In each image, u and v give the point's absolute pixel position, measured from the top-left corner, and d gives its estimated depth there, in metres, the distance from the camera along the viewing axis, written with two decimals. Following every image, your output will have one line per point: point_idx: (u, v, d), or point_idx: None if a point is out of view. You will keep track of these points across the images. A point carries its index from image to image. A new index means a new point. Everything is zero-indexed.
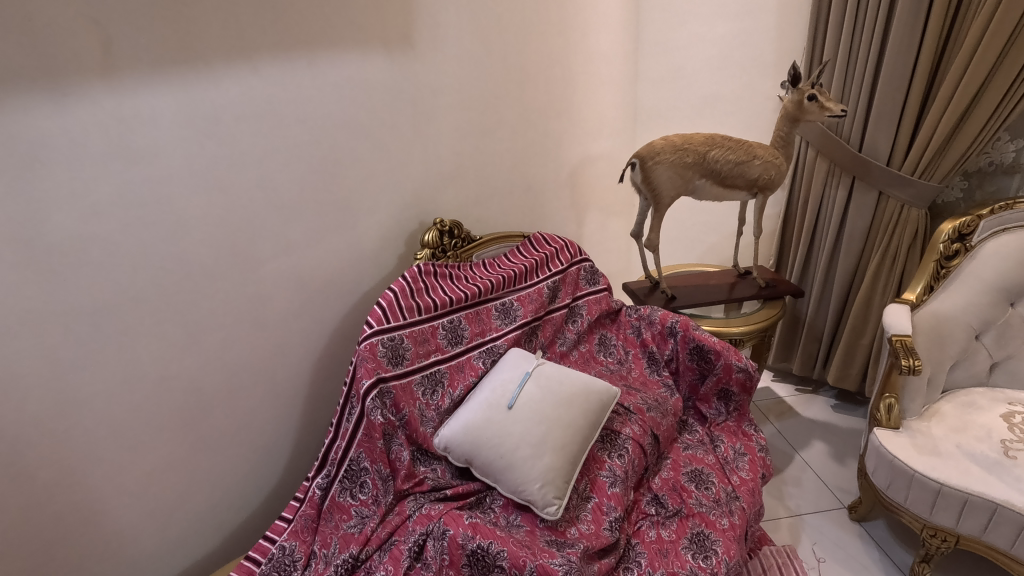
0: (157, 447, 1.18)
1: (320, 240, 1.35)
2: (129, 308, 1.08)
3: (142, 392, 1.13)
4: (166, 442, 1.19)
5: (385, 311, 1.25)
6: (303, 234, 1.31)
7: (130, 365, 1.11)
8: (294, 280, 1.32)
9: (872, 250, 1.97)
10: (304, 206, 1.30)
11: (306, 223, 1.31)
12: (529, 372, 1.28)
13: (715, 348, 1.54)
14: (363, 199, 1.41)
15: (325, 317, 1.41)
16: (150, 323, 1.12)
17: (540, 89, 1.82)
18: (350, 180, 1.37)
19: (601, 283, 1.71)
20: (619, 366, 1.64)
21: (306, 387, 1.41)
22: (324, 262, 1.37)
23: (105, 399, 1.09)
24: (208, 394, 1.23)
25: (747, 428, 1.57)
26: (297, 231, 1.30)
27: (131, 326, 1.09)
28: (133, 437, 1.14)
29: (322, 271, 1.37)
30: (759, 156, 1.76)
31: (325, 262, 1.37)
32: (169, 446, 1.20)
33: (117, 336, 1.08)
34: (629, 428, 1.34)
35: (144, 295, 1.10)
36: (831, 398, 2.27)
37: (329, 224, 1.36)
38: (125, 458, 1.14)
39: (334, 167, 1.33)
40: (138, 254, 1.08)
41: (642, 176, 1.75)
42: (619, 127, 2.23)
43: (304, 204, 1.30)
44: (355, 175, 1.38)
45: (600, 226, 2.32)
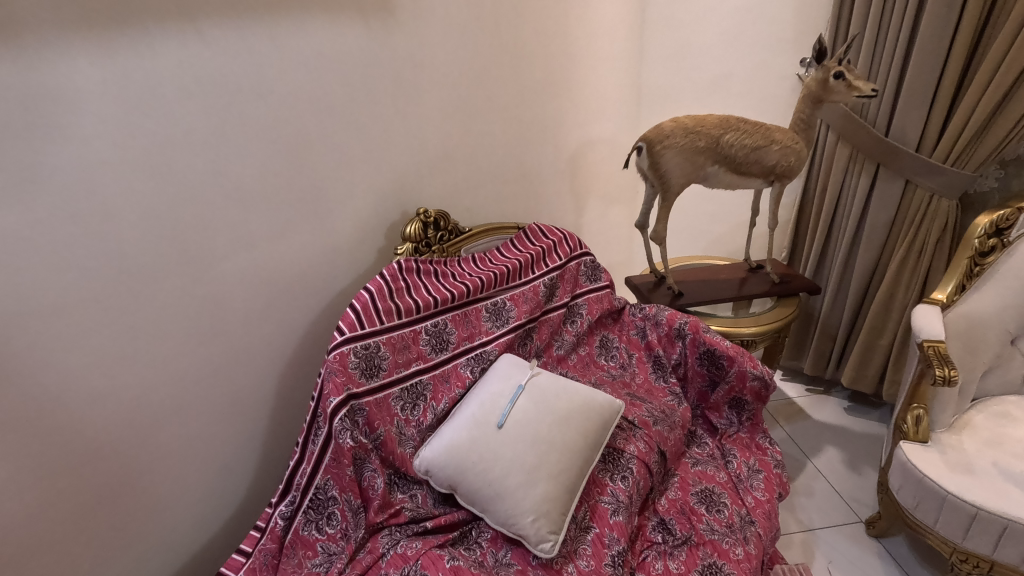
0: (96, 470, 1.03)
1: (286, 233, 1.19)
2: (53, 314, 0.93)
3: (73, 410, 0.98)
4: (108, 464, 1.05)
5: (360, 316, 1.10)
6: (264, 226, 1.15)
7: (58, 380, 0.96)
8: (256, 279, 1.17)
9: (896, 244, 1.82)
10: (266, 195, 1.14)
11: (269, 214, 1.15)
12: (522, 385, 1.13)
13: (727, 354, 1.41)
14: (336, 187, 1.25)
15: (293, 320, 1.26)
16: (80, 331, 0.96)
17: (537, 66, 1.65)
18: (319, 164, 1.21)
19: (603, 279, 1.56)
20: (622, 372, 1.49)
21: (272, 397, 1.27)
22: (290, 259, 1.21)
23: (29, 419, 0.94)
24: (156, 409, 1.09)
25: (761, 441, 1.43)
26: (258, 223, 1.14)
27: (56, 335, 0.94)
28: (66, 460, 1.00)
29: (289, 269, 1.22)
30: (777, 140, 1.60)
31: (292, 258, 1.22)
32: (110, 468, 1.05)
33: (39, 346, 0.93)
34: (634, 445, 1.20)
35: (71, 298, 0.94)
36: (843, 400, 2.14)
37: (294, 215, 1.19)
38: (58, 485, 1.00)
39: (301, 150, 1.17)
40: (62, 251, 0.92)
41: (649, 162, 1.59)
42: (622, 108, 2.06)
43: (265, 193, 1.14)
44: (325, 160, 1.21)
45: (601, 215, 2.16)
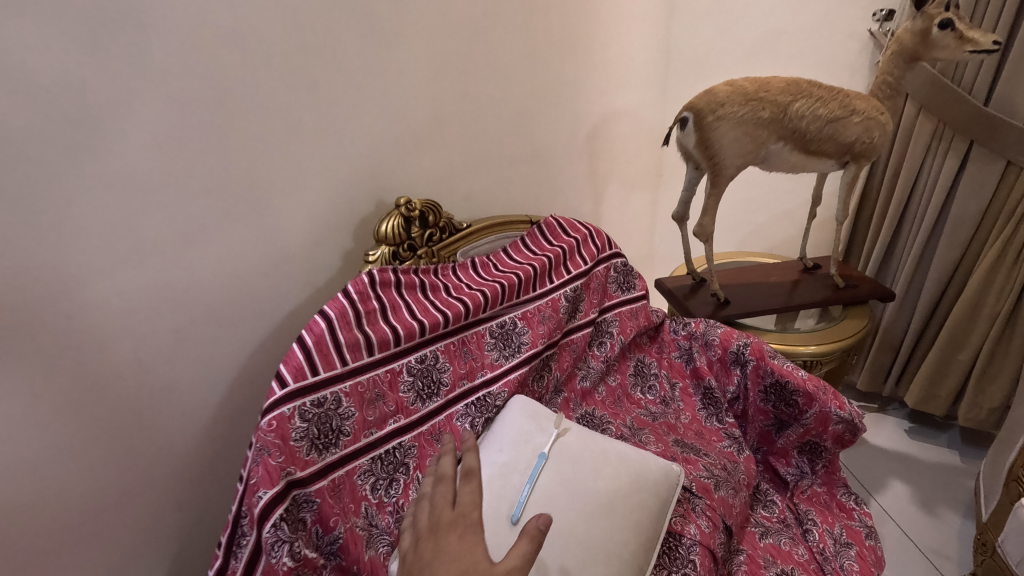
0: None
1: (204, 232, 0.86)
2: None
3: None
4: None
5: (311, 356, 0.76)
6: (168, 222, 0.82)
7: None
8: (160, 298, 0.84)
9: (987, 240, 1.49)
10: (169, 179, 0.80)
11: (175, 206, 0.82)
12: (545, 454, 0.82)
13: (805, 389, 1.07)
14: (279, 168, 0.91)
15: (222, 350, 0.92)
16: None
17: (552, 13, 1.29)
18: (249, 136, 0.86)
19: (638, 287, 1.23)
20: (664, 408, 1.16)
21: (197, 453, 0.94)
22: (214, 269, 0.88)
23: None
24: (11, 487, 0.76)
25: (843, 499, 1.11)
26: (158, 220, 0.81)
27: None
28: None
29: (212, 281, 0.88)
30: (858, 110, 1.26)
31: (216, 267, 0.88)
32: None
33: None
34: (694, 526, 0.88)
35: None
36: (904, 420, 1.83)
37: (215, 207, 0.86)
38: None
39: (222, 115, 0.83)
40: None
41: (696, 137, 1.25)
42: (651, 74, 1.71)
43: (167, 176, 0.80)
44: (259, 131, 0.87)
45: (622, 203, 1.82)
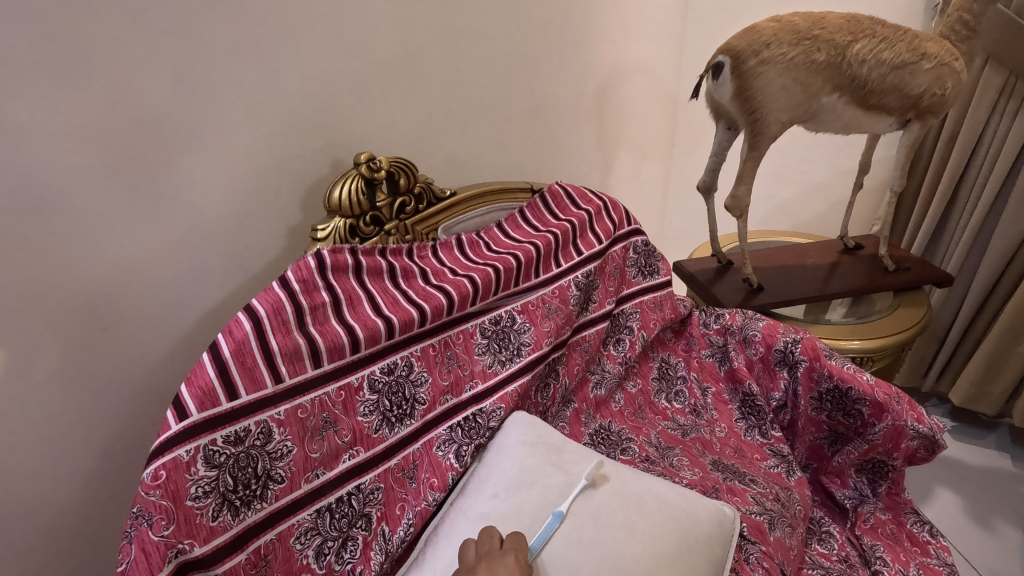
0: None
1: (78, 195, 0.62)
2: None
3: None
4: None
5: (225, 371, 0.54)
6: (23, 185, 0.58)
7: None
8: (16, 287, 0.60)
9: None
10: (15, 119, 0.57)
11: (22, 157, 0.58)
12: (562, 514, 0.60)
13: (872, 398, 0.86)
14: (186, 110, 0.67)
15: (117, 358, 0.68)
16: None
17: None
18: (143, 66, 0.63)
19: (662, 272, 1.01)
20: (695, 421, 0.95)
21: (90, 498, 0.70)
22: (96, 247, 0.64)
23: None
24: None
25: (915, 530, 0.91)
26: (1, 177, 0.57)
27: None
28: None
29: (94, 265, 0.64)
30: (927, 55, 1.04)
31: (98, 244, 0.64)
32: None
33: None
34: None
35: None
36: (945, 417, 1.63)
37: (98, 164, 0.62)
38: None
39: (93, 34, 0.59)
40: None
41: (734, 87, 1.02)
42: (665, 20, 1.46)
43: (7, 114, 0.56)
44: (157, 55, 0.64)
45: (632, 174, 1.59)
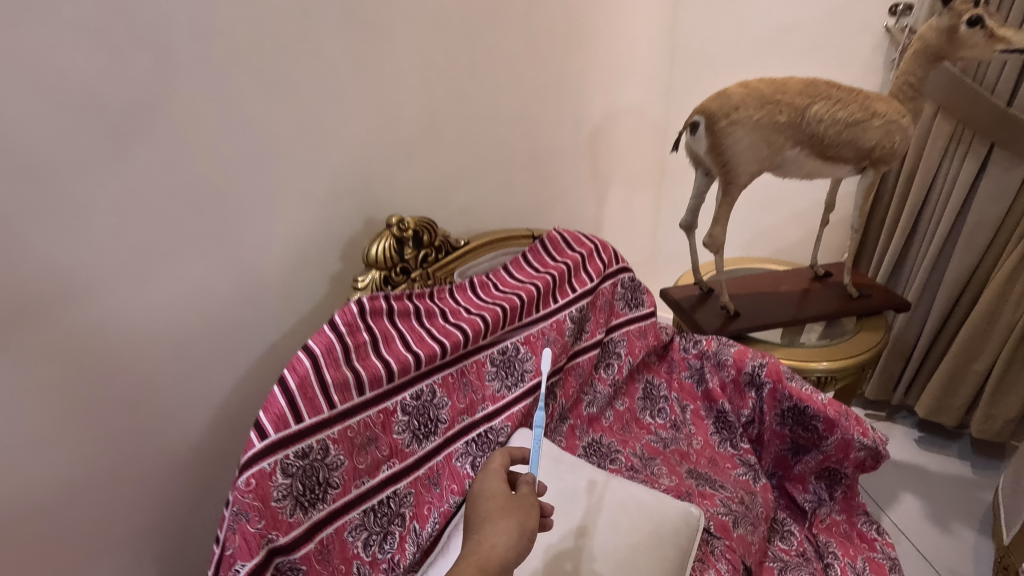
0: None
1: (169, 258, 0.76)
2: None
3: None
4: None
5: (293, 400, 0.68)
6: (127, 253, 0.72)
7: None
8: (120, 334, 0.74)
9: (1006, 247, 1.43)
10: (126, 201, 0.71)
11: (129, 231, 0.72)
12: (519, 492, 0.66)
13: (825, 415, 1.01)
14: (250, 184, 0.81)
15: (192, 387, 0.83)
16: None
17: (552, 7, 1.20)
18: (218, 152, 0.77)
19: (646, 303, 1.16)
20: (675, 434, 1.10)
21: (169, 503, 0.84)
22: (179, 299, 0.78)
23: None
24: None
25: (863, 527, 1.06)
26: (112, 248, 0.71)
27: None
28: None
29: (178, 313, 0.79)
30: (878, 113, 1.19)
31: (181, 296, 0.79)
32: None
33: None
34: (714, 569, 0.82)
35: None
36: (912, 428, 1.77)
37: (183, 232, 0.77)
38: None
39: (183, 131, 0.73)
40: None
41: (708, 143, 1.17)
42: (653, 69, 1.61)
43: (119, 199, 0.70)
44: (229, 143, 0.78)
45: (624, 207, 1.74)
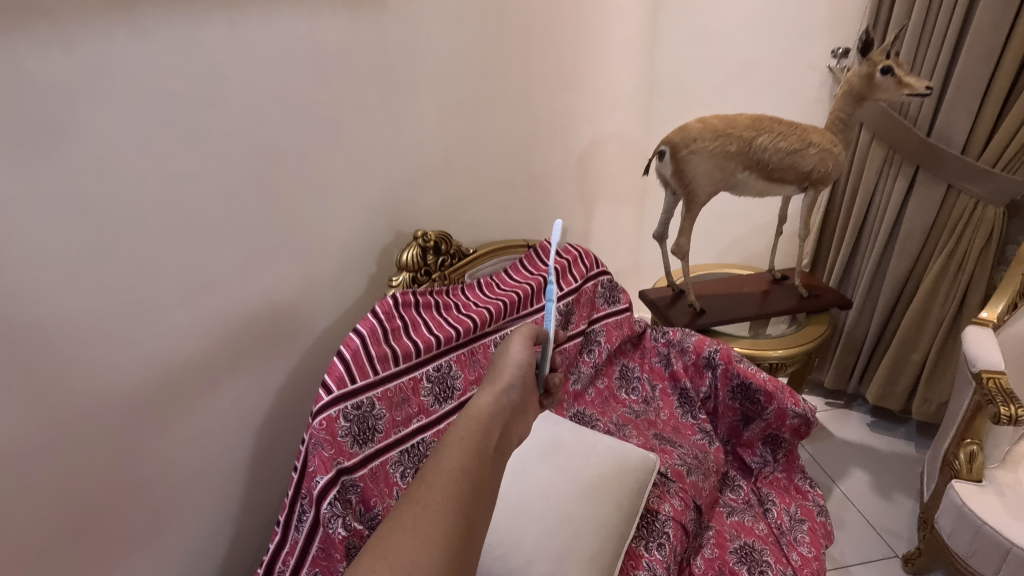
0: None
1: (260, 265, 0.97)
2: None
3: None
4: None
5: (349, 367, 0.92)
6: (230, 263, 0.93)
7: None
8: (223, 325, 0.94)
9: (933, 254, 1.67)
10: (234, 223, 0.92)
11: (234, 246, 0.93)
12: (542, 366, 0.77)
13: (765, 389, 1.25)
14: (318, 207, 1.03)
15: (269, 368, 1.03)
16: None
17: (545, 57, 1.45)
18: (296, 183, 0.99)
19: (622, 300, 1.40)
20: (645, 408, 1.34)
21: (246, 458, 1.05)
22: (265, 298, 0.99)
23: None
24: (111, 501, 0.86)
25: (800, 482, 1.29)
26: (222, 258, 0.92)
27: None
28: None
29: (263, 309, 1.00)
30: (814, 142, 1.43)
31: (266, 295, 0.99)
32: None
33: None
34: (669, 504, 1.05)
35: None
36: (866, 414, 2.01)
37: (269, 246, 0.98)
38: None
39: (273, 170, 0.95)
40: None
41: (673, 168, 1.42)
42: (633, 101, 1.86)
43: (229, 220, 0.91)
44: (304, 177, 1.00)
45: (610, 219, 1.98)
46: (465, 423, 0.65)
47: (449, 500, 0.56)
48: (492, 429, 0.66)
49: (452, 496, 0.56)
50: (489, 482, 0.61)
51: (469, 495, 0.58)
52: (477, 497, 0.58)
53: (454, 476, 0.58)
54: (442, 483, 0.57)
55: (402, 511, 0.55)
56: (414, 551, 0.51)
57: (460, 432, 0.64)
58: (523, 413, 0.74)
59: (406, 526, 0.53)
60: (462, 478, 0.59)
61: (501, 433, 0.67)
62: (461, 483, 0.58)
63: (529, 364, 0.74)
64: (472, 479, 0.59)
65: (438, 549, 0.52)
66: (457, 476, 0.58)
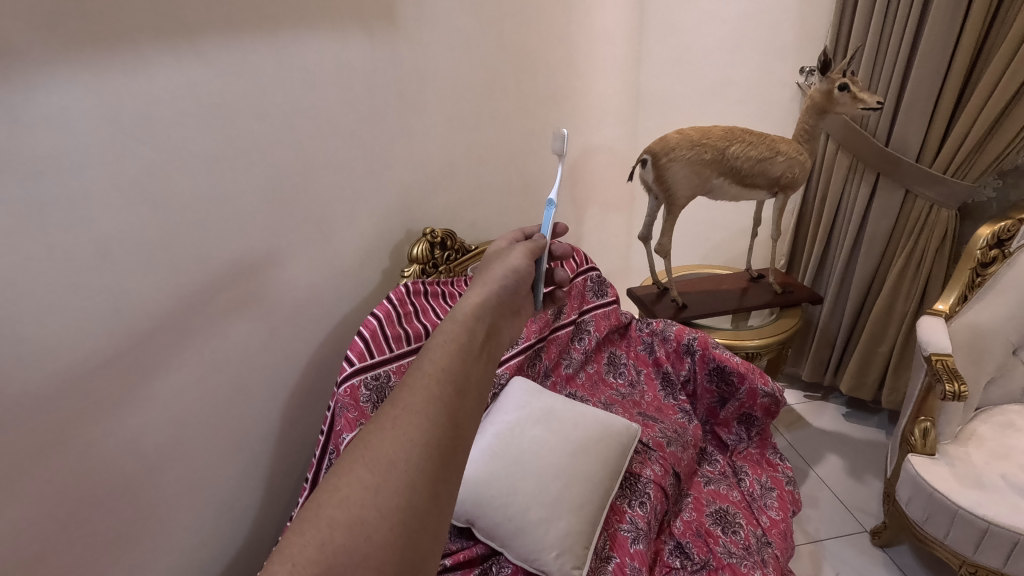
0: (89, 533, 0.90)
1: (291, 255, 1.11)
2: (26, 368, 0.79)
3: (57, 473, 0.84)
4: (107, 523, 0.92)
5: (368, 344, 1.09)
6: (267, 253, 1.06)
7: (37, 439, 0.81)
8: (261, 308, 1.07)
9: (895, 253, 1.82)
10: (272, 218, 1.05)
11: (272, 238, 1.06)
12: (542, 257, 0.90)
13: (738, 371, 1.39)
14: (340, 207, 1.18)
15: (295, 348, 1.16)
16: (62, 384, 0.82)
17: (540, 76, 1.61)
18: (323, 185, 1.13)
19: (609, 294, 1.54)
20: (631, 390, 1.47)
21: (274, 430, 1.17)
22: (294, 285, 1.13)
23: (23, 485, 0.81)
24: (164, 460, 0.98)
25: (771, 456, 1.43)
26: (262, 248, 1.05)
27: (36, 398, 0.80)
28: (61, 529, 0.87)
29: (293, 294, 1.13)
30: (782, 151, 1.58)
31: (296, 283, 1.13)
32: (107, 530, 0.92)
33: (34, 405, 0.80)
34: (650, 469, 1.18)
35: (70, 349, 0.83)
36: (842, 405, 2.15)
37: (300, 239, 1.11)
38: (56, 553, 0.87)
39: (304, 173, 1.09)
40: (42, 296, 0.79)
41: (655, 174, 1.57)
42: (621, 115, 2.02)
43: (268, 215, 1.04)
44: (330, 180, 1.14)
45: (601, 224, 2.13)
46: (451, 328, 0.70)
47: (429, 399, 0.60)
48: (477, 332, 0.70)
49: (434, 396, 0.60)
50: (474, 381, 0.65)
51: (452, 394, 0.62)
52: (462, 394, 0.62)
53: (435, 377, 0.62)
54: (424, 384, 0.61)
55: (384, 413, 0.59)
56: (396, 445, 0.56)
57: (445, 335, 0.68)
58: (513, 319, 0.79)
59: (388, 426, 0.57)
60: (444, 379, 0.63)
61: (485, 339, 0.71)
62: (444, 383, 0.62)
63: (513, 274, 0.80)
64: (456, 379, 0.63)
65: (419, 444, 0.56)
66: (439, 378, 0.62)
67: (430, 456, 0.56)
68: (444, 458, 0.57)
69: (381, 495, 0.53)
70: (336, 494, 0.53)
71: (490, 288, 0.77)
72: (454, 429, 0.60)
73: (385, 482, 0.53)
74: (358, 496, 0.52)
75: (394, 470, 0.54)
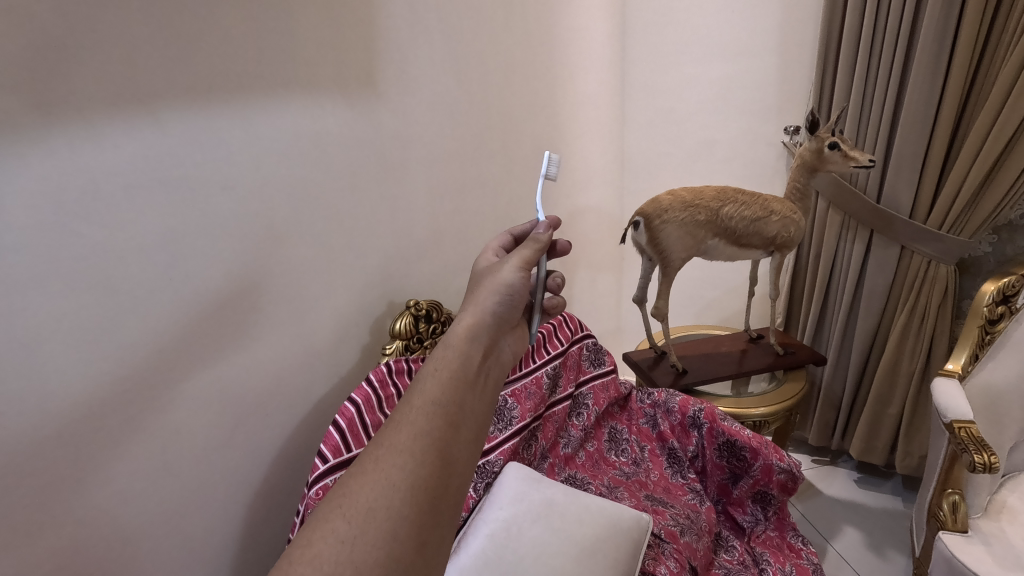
0: None
1: (260, 336, 1.00)
2: None
3: None
4: None
5: (345, 435, 0.98)
6: (231, 335, 0.95)
7: None
8: (221, 397, 0.95)
9: (895, 309, 1.77)
10: (240, 299, 0.96)
11: (238, 320, 0.96)
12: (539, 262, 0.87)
13: (749, 445, 1.27)
14: (314, 281, 1.08)
15: (261, 439, 1.04)
16: None
17: (525, 139, 1.58)
18: (296, 258, 1.04)
19: (607, 363, 1.46)
20: (636, 469, 1.35)
21: (236, 533, 1.02)
22: (262, 370, 1.01)
23: None
24: None
25: (792, 540, 1.29)
26: (227, 332, 0.94)
27: None
28: None
29: (260, 380, 1.01)
30: (776, 211, 1.53)
31: (263, 367, 1.02)
32: None
33: None
34: (665, 566, 1.05)
35: None
36: (852, 471, 2.04)
37: (268, 319, 1.01)
38: None
39: (275, 248, 1.00)
40: None
41: (647, 237, 1.52)
42: (607, 178, 2.01)
43: (235, 296, 0.95)
44: (303, 253, 1.05)
45: (591, 285, 2.07)
46: (441, 356, 0.70)
47: (415, 440, 0.60)
48: (471, 356, 0.71)
49: (421, 434, 0.60)
50: (465, 413, 0.65)
51: (440, 431, 0.62)
52: (452, 430, 0.62)
53: (421, 414, 0.63)
54: (410, 422, 0.62)
55: (368, 456, 0.60)
56: (376, 494, 0.56)
57: (435, 365, 0.69)
58: (508, 332, 0.80)
59: (370, 472, 0.57)
60: (432, 416, 0.63)
61: (480, 364, 0.72)
62: (431, 421, 0.62)
63: (514, 282, 0.78)
64: (443, 415, 0.63)
65: (400, 490, 0.56)
66: (426, 414, 0.62)
67: (414, 501, 0.56)
68: (430, 502, 0.57)
69: (357, 549, 0.52)
70: (308, 551, 0.52)
71: (484, 309, 0.77)
72: (442, 467, 0.59)
73: (363, 534, 0.53)
74: (332, 553, 0.52)
75: (371, 521, 0.54)
